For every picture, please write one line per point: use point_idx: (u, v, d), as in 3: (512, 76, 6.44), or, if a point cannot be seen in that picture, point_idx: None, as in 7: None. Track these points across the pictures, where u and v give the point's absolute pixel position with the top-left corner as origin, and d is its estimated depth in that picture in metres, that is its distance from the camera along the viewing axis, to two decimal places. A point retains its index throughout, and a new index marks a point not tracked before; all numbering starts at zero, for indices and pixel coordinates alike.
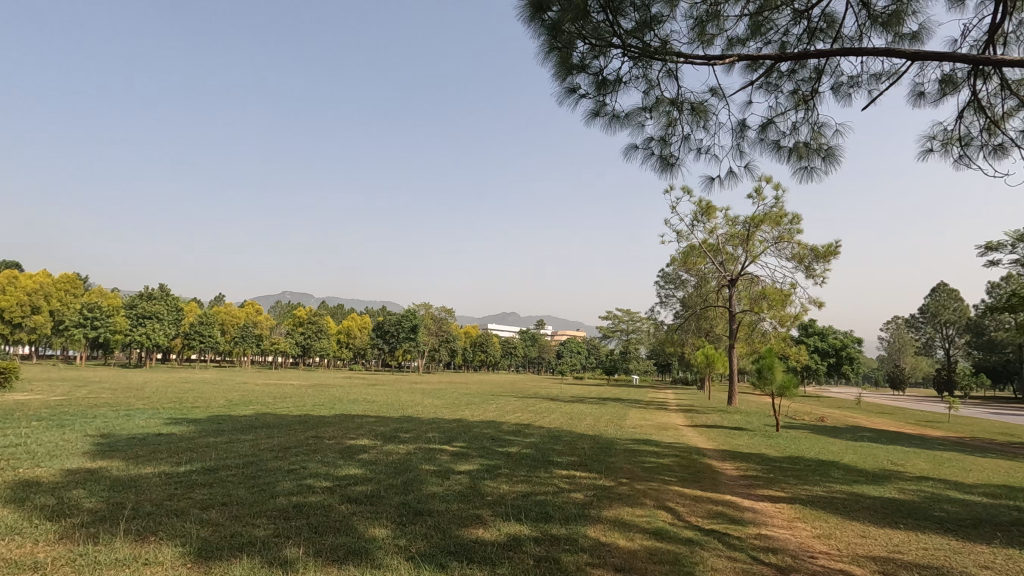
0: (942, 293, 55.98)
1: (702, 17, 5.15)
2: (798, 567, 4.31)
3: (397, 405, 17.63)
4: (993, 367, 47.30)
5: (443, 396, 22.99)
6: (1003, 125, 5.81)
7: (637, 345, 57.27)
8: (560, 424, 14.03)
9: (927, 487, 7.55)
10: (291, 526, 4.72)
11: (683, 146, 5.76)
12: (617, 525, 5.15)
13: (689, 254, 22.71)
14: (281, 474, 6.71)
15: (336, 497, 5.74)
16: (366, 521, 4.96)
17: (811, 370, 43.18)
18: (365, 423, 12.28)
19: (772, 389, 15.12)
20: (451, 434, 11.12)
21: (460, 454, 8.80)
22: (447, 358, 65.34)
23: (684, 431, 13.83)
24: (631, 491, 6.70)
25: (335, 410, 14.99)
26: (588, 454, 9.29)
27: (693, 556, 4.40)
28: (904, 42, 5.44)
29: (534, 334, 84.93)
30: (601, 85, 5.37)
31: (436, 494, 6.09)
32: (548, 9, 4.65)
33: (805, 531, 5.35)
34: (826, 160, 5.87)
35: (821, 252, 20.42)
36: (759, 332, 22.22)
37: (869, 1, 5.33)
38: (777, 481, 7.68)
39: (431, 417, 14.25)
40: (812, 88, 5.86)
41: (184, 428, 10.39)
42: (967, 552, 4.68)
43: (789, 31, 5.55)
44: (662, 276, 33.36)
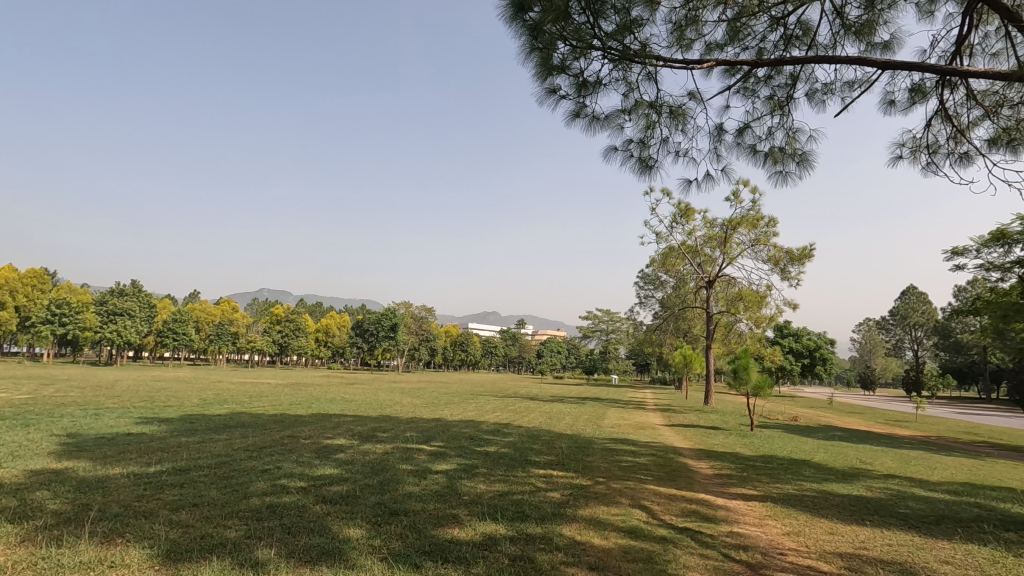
0: (912, 295, 57.49)
1: (681, 22, 5.22)
2: (768, 564, 4.39)
3: (375, 404, 17.46)
4: (959, 368, 48.86)
5: (421, 395, 22.79)
6: (968, 134, 6.00)
7: (617, 345, 57.66)
8: (539, 423, 14.02)
9: (893, 485, 7.76)
10: (264, 527, 4.66)
11: (661, 149, 5.83)
12: (592, 524, 5.20)
13: (668, 255, 23.00)
14: (255, 474, 6.62)
15: (311, 497, 5.69)
16: (341, 522, 4.93)
17: (786, 371, 43.99)
18: (342, 423, 12.10)
19: (747, 388, 15.34)
20: (429, 433, 11.04)
21: (438, 454, 8.74)
22: (426, 357, 64.94)
23: (661, 430, 13.93)
24: (607, 490, 6.74)
25: (311, 409, 14.72)
26: (566, 454, 9.31)
27: (666, 554, 4.46)
28: (876, 51, 5.59)
29: (515, 333, 84.94)
30: (581, 86, 5.40)
31: (413, 493, 6.07)
32: (529, 8, 4.68)
33: (775, 528, 5.45)
34: (800, 164, 6.00)
35: (796, 254, 20.81)
36: (736, 333, 22.53)
37: (842, 10, 5.46)
38: (750, 480, 7.81)
39: (409, 417, 14.12)
40: (787, 93, 5.97)
41: (154, 428, 10.13)
42: (930, 548, 4.82)
43: (766, 37, 5.65)
44: (641, 276, 33.57)
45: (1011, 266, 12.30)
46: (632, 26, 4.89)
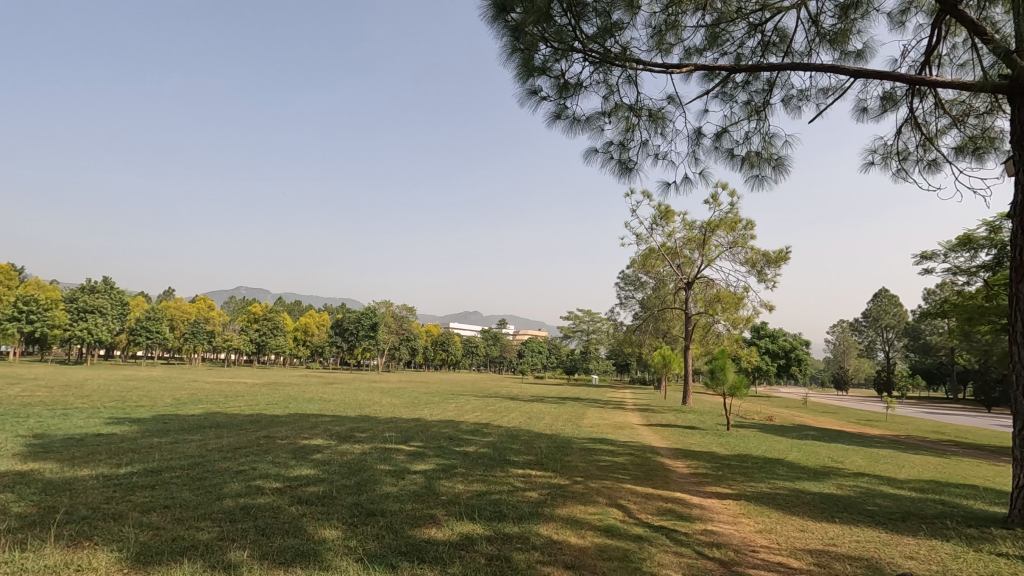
0: (884, 297, 58.98)
1: (660, 26, 5.29)
2: (740, 561, 4.48)
3: (353, 404, 17.28)
4: (928, 369, 50.29)
5: (401, 395, 22.69)
6: (936, 142, 6.20)
7: (597, 345, 57.97)
8: (519, 423, 14.04)
9: (862, 483, 7.98)
10: (237, 529, 4.59)
11: (640, 152, 5.90)
12: (569, 523, 5.24)
13: (648, 256, 23.26)
14: (229, 475, 6.52)
15: (286, 498, 5.62)
16: (316, 522, 4.89)
17: (762, 371, 44.74)
18: (320, 423, 11.99)
19: (724, 389, 15.59)
20: (408, 433, 10.99)
21: (417, 453, 8.73)
22: (407, 356, 64.55)
23: (640, 430, 14.06)
24: (585, 489, 6.80)
25: (288, 410, 14.52)
26: (545, 454, 9.35)
27: (641, 552, 4.52)
28: (850, 60, 5.74)
29: (496, 333, 84.85)
30: (562, 88, 5.44)
31: (390, 493, 6.04)
32: (511, 10, 4.72)
33: (748, 526, 5.56)
34: (776, 169, 6.13)
35: (773, 257, 21.21)
36: (714, 333, 22.88)
37: (818, 18, 5.58)
38: (725, 479, 7.95)
39: (388, 417, 14.06)
40: (764, 99, 6.09)
41: (125, 428, 9.93)
42: (894, 544, 4.96)
43: (744, 43, 5.75)
44: (622, 277, 33.79)
45: (977, 270, 12.75)
46: (613, 29, 4.94)
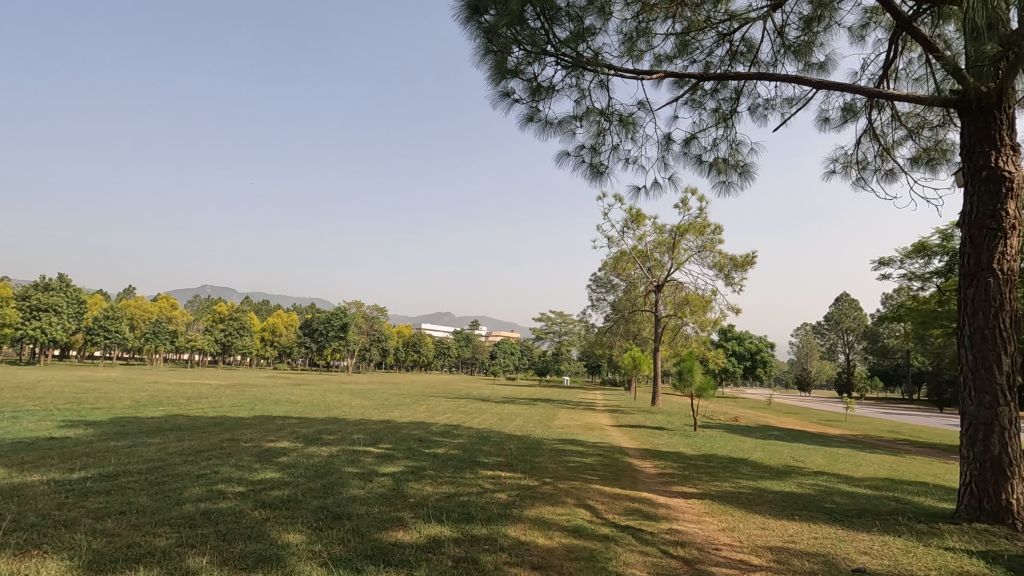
0: (845, 301, 61.04)
1: (632, 33, 5.37)
2: (703, 559, 4.58)
3: (321, 406, 16.99)
4: (886, 370, 52.23)
5: (371, 396, 22.42)
6: (893, 153, 6.46)
7: (569, 347, 58.31)
8: (489, 425, 14.04)
9: (822, 481, 8.24)
10: (197, 534, 4.48)
11: (611, 156, 5.99)
12: (537, 523, 5.27)
13: (619, 259, 23.55)
14: (190, 480, 6.34)
15: (248, 502, 5.49)
16: (280, 527, 4.79)
17: (729, 373, 45.81)
18: (287, 426, 11.77)
19: (691, 390, 15.88)
20: (377, 435, 10.89)
21: (386, 456, 8.65)
22: (378, 357, 63.82)
23: (609, 431, 14.22)
24: (554, 490, 6.85)
25: (253, 411, 14.19)
26: (515, 455, 9.37)
27: (607, 552, 4.57)
28: (813, 71, 5.94)
29: (469, 334, 84.58)
30: (534, 91, 5.48)
31: (357, 496, 5.96)
32: (484, 11, 4.75)
33: (711, 525, 5.68)
34: (742, 176, 6.29)
35: (739, 261, 21.72)
36: (682, 336, 23.31)
37: (783, 30, 5.75)
38: (691, 479, 8.11)
39: (357, 418, 13.90)
40: (731, 107, 6.24)
41: (80, 432, 9.54)
42: (850, 540, 5.14)
43: (713, 52, 5.89)
44: (593, 279, 34.01)
45: (930, 276, 13.31)
46: (586, 34, 5.00)
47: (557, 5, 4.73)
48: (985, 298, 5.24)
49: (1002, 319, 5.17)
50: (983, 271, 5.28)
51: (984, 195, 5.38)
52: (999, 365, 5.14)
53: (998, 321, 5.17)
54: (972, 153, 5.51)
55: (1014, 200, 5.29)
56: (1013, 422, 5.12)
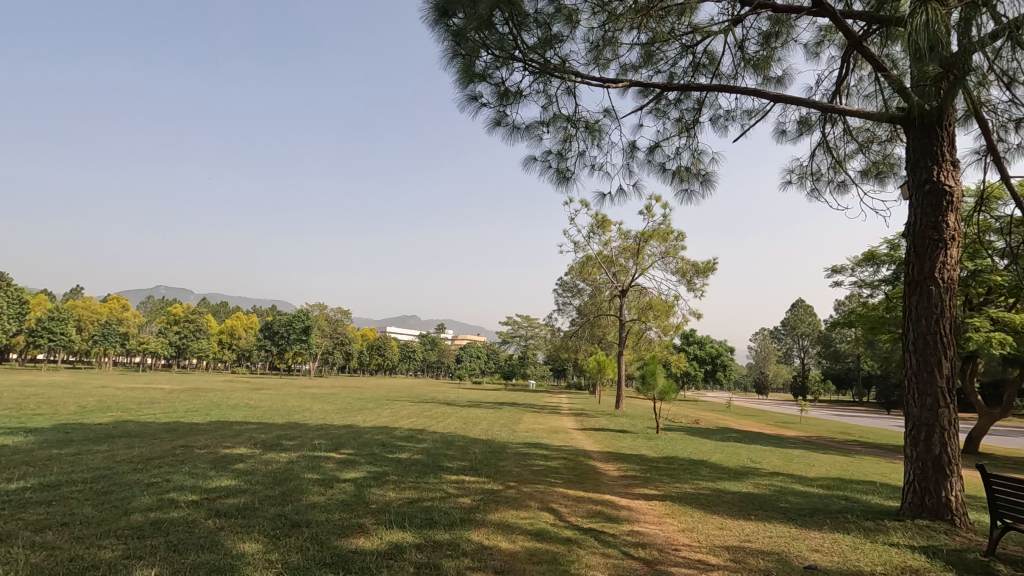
0: (801, 307, 63.33)
1: (598, 42, 5.47)
2: (663, 560, 4.66)
3: (281, 411, 16.57)
4: (838, 374, 54.36)
5: (333, 400, 21.99)
6: (845, 166, 6.74)
7: (535, 350, 58.52)
8: (454, 429, 13.96)
9: (777, 481, 8.50)
10: (145, 546, 4.29)
11: (577, 162, 6.05)
12: (500, 528, 5.26)
13: (585, 264, 23.82)
14: (139, 488, 6.07)
15: (201, 511, 5.30)
16: (235, 536, 4.64)
17: (691, 376, 46.81)
18: (245, 431, 11.42)
19: (654, 394, 16.17)
20: (339, 440, 10.68)
21: (347, 461, 8.49)
22: (341, 361, 62.65)
23: (574, 434, 14.34)
24: (518, 494, 6.85)
25: (209, 417, 13.71)
26: (479, 459, 9.33)
27: (569, 555, 4.60)
28: (771, 85, 6.15)
29: (434, 337, 83.95)
30: (502, 96, 5.49)
31: (317, 503, 5.82)
32: (452, 15, 4.75)
33: (671, 526, 5.79)
34: (703, 184, 6.46)
35: (701, 267, 22.27)
36: (646, 340, 23.70)
37: (743, 44, 5.93)
38: (653, 481, 8.25)
39: (319, 423, 13.61)
40: (694, 117, 6.40)
41: (20, 439, 9.04)
42: (803, 538, 5.32)
43: (677, 63, 6.03)
44: (559, 283, 34.24)
45: (879, 283, 13.94)
46: (553, 41, 5.05)
47: (525, 11, 4.77)
48: (927, 306, 5.53)
49: (943, 325, 5.46)
50: (926, 279, 5.56)
51: (927, 208, 5.67)
52: (940, 368, 5.43)
53: (940, 327, 5.45)
54: (917, 167, 5.80)
55: (954, 212, 5.60)
56: (951, 422, 5.41)
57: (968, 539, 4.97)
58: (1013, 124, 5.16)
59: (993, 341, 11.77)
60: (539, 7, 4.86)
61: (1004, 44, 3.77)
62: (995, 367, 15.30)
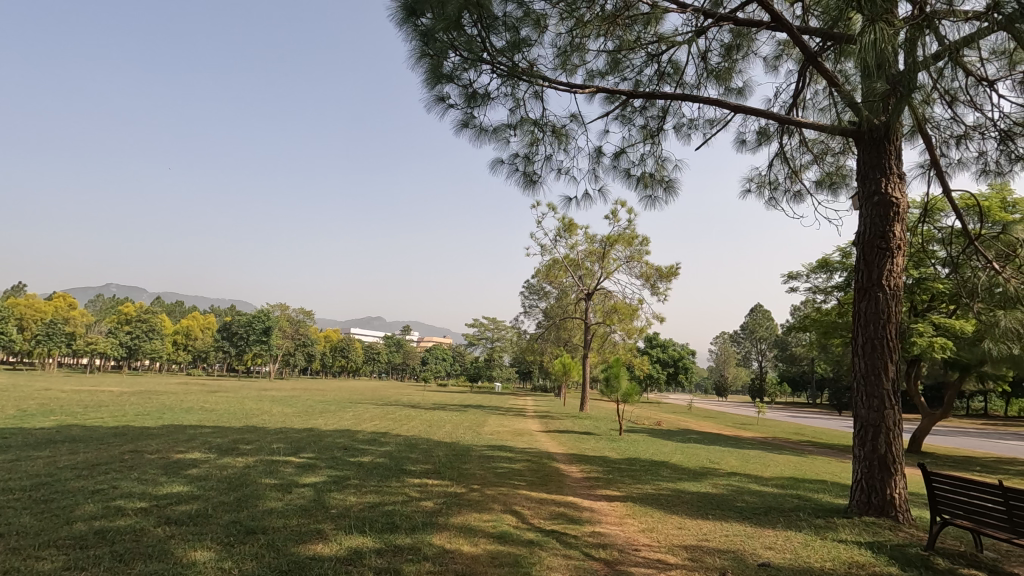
0: (759, 311, 65.47)
1: (565, 47, 5.54)
2: (623, 560, 4.72)
3: (239, 414, 16.06)
4: (793, 376, 56.33)
5: (294, 404, 21.46)
6: (800, 176, 6.99)
7: (501, 353, 58.47)
8: (418, 431, 13.85)
9: (734, 481, 8.74)
10: (89, 556, 4.10)
11: (544, 166, 6.09)
12: (462, 531, 5.23)
13: (552, 266, 24.00)
14: (83, 496, 5.78)
15: (149, 519, 5.08)
16: (185, 544, 4.47)
17: (654, 379, 47.68)
18: (200, 435, 11.03)
19: (617, 396, 16.38)
20: (299, 444, 10.43)
21: (307, 465, 8.31)
22: (303, 363, 61.21)
23: (538, 436, 14.42)
24: (481, 496, 6.83)
25: (161, 421, 13.19)
26: (442, 462, 9.28)
27: (532, 557, 4.61)
28: (732, 95, 6.33)
29: (400, 339, 83.01)
30: (470, 98, 5.48)
31: (274, 509, 5.67)
32: (421, 15, 4.74)
33: (632, 526, 5.87)
34: (667, 191, 6.59)
35: (664, 272, 22.71)
36: (610, 343, 23.97)
37: (706, 55, 6.09)
38: (614, 482, 8.36)
39: (278, 427, 13.26)
40: (658, 125, 6.53)
41: None
42: (757, 536, 5.47)
43: (642, 71, 6.14)
44: (525, 287, 34.29)
45: (832, 290, 14.50)
46: (521, 45, 5.07)
47: (494, 14, 4.77)
48: (875, 311, 5.78)
49: (889, 330, 5.72)
50: (874, 286, 5.82)
51: (875, 218, 5.93)
52: (886, 371, 5.68)
53: (886, 332, 5.72)
54: (866, 179, 6.07)
55: (900, 222, 5.87)
56: (896, 423, 5.67)
57: (910, 534, 5.21)
58: (954, 140, 5.46)
59: (935, 346, 12.42)
60: (507, 11, 4.87)
61: (946, 64, 3.98)
62: (937, 370, 16.13)
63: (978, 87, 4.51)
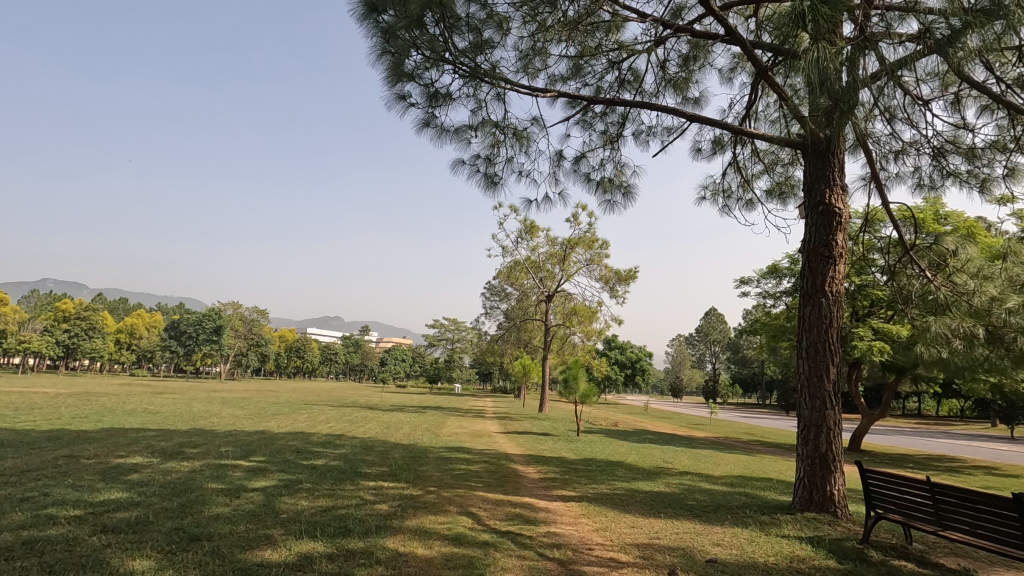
0: (714, 315, 67.49)
1: (528, 51, 5.58)
2: (576, 560, 4.78)
3: (186, 417, 15.44)
4: (745, 379, 58.25)
5: (245, 405, 20.80)
6: (752, 185, 7.26)
7: (461, 354, 58.14)
8: (374, 434, 13.63)
9: (686, 480, 8.99)
10: (15, 568, 3.86)
11: (505, 167, 6.10)
12: (417, 533, 5.19)
13: (513, 268, 24.17)
14: (10, 504, 5.44)
15: (84, 527, 4.83)
16: (122, 553, 4.26)
17: (612, 380, 48.49)
18: (143, 439, 10.53)
19: (575, 397, 16.55)
20: (250, 448, 10.11)
21: (257, 469, 8.06)
22: (256, 364, 59.33)
23: (497, 437, 14.49)
24: (437, 499, 6.78)
25: (100, 423, 12.57)
26: (399, 464, 9.17)
27: (486, 559, 4.61)
28: (689, 105, 6.52)
29: (359, 340, 81.53)
30: (431, 97, 5.45)
31: (221, 515, 5.47)
32: (382, 11, 4.71)
33: (586, 526, 5.95)
34: (625, 196, 6.72)
35: (623, 275, 23.13)
36: (570, 344, 24.28)
37: (664, 64, 6.25)
38: (571, 482, 8.47)
39: (227, 429, 12.84)
40: (618, 131, 6.65)
41: None
42: (706, 533, 5.65)
43: (604, 77, 6.25)
44: (486, 288, 34.24)
45: (781, 295, 15.09)
46: (484, 47, 5.06)
47: (456, 14, 4.75)
48: (818, 316, 6.05)
49: (831, 334, 6.00)
50: (817, 292, 6.10)
51: (821, 227, 6.21)
52: (828, 373, 5.96)
53: (828, 336, 5.99)
54: (812, 190, 6.34)
55: (843, 231, 6.17)
56: (836, 422, 5.94)
57: (847, 529, 5.48)
58: (893, 155, 5.77)
59: (874, 349, 13.09)
60: (470, 11, 4.85)
61: (886, 84, 4.21)
62: (876, 372, 16.98)
63: (914, 106, 4.78)
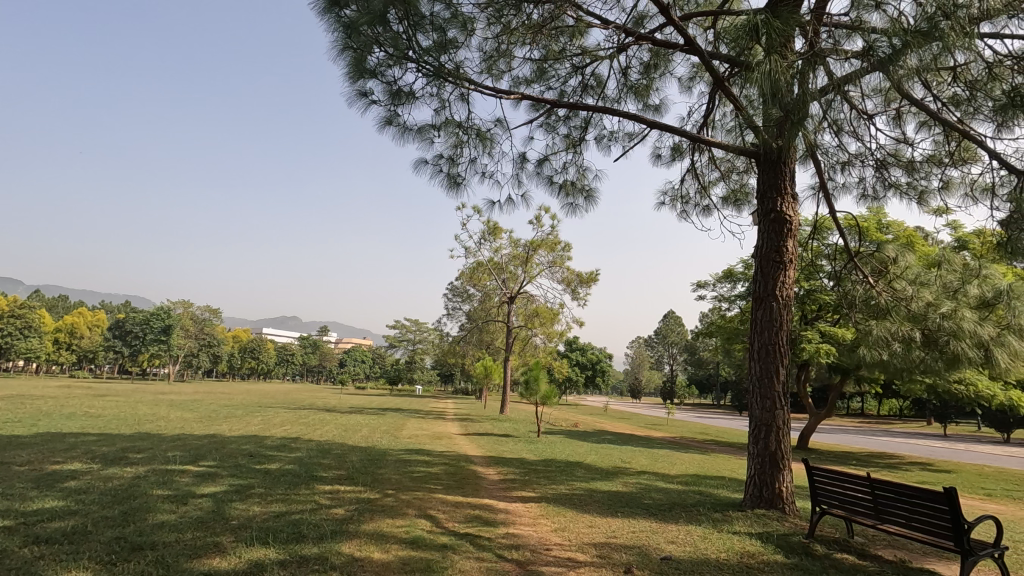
0: (672, 317, 69.01)
1: (492, 52, 5.59)
2: (534, 560, 4.79)
3: (131, 420, 14.75)
4: (701, 379, 59.74)
5: (194, 408, 19.94)
6: (708, 192, 7.48)
7: (422, 355, 57.49)
8: (331, 436, 13.35)
9: (643, 479, 9.15)
10: None
11: (468, 168, 6.08)
12: (373, 538, 5.10)
13: (476, 269, 24.12)
14: None
15: (14, 539, 4.53)
16: (56, 565, 4.03)
17: (573, 381, 48.95)
18: (83, 444, 10.00)
19: (535, 398, 16.62)
20: (199, 452, 9.72)
21: (206, 474, 7.76)
22: (207, 365, 57.14)
23: (457, 439, 14.42)
24: (395, 502, 6.68)
25: (35, 428, 11.86)
26: (356, 467, 9.01)
27: (444, 561, 4.57)
28: (649, 111, 6.66)
29: (317, 340, 79.67)
30: (394, 95, 5.38)
31: (166, 523, 5.24)
32: (344, 6, 4.65)
33: (544, 526, 5.98)
34: (587, 199, 6.80)
35: (585, 277, 23.40)
36: (531, 346, 24.38)
37: (626, 71, 6.35)
38: (531, 483, 8.49)
39: (175, 433, 12.34)
40: (581, 135, 6.73)
41: None
42: (661, 531, 5.76)
43: (567, 82, 6.31)
44: (448, 289, 34.08)
45: (735, 298, 15.57)
46: (447, 46, 5.02)
47: (420, 13, 4.70)
48: (769, 319, 6.28)
49: (781, 337, 6.24)
50: (768, 296, 6.32)
51: (772, 234, 6.44)
52: (778, 375, 6.18)
53: (778, 339, 6.23)
54: (764, 198, 6.57)
55: (792, 238, 6.42)
56: (785, 422, 6.16)
57: (794, 524, 5.70)
58: (839, 166, 6.04)
59: (821, 352, 13.66)
60: (434, 11, 4.82)
61: (833, 98, 4.41)
62: (823, 374, 17.70)
63: (859, 120, 5.02)
